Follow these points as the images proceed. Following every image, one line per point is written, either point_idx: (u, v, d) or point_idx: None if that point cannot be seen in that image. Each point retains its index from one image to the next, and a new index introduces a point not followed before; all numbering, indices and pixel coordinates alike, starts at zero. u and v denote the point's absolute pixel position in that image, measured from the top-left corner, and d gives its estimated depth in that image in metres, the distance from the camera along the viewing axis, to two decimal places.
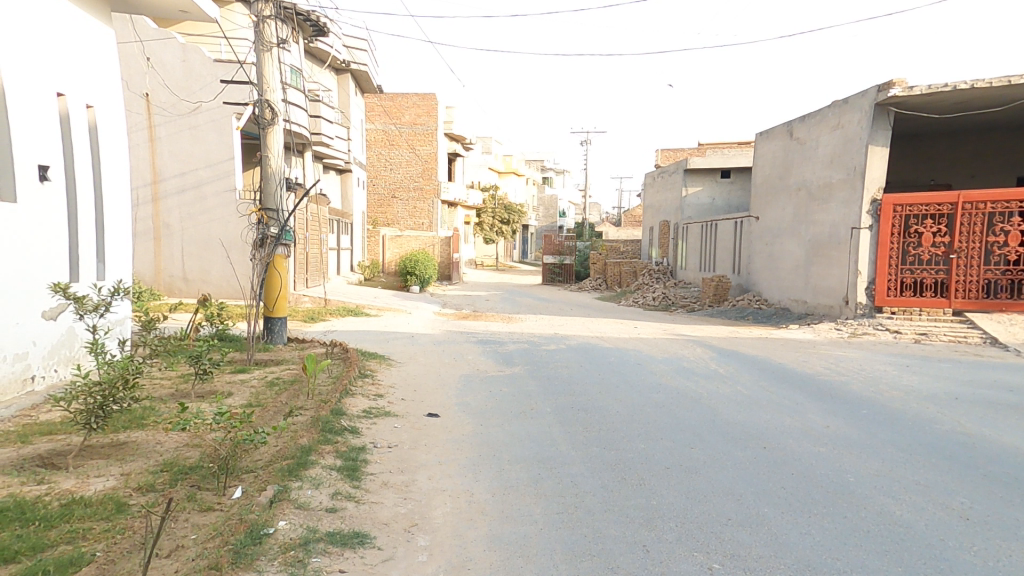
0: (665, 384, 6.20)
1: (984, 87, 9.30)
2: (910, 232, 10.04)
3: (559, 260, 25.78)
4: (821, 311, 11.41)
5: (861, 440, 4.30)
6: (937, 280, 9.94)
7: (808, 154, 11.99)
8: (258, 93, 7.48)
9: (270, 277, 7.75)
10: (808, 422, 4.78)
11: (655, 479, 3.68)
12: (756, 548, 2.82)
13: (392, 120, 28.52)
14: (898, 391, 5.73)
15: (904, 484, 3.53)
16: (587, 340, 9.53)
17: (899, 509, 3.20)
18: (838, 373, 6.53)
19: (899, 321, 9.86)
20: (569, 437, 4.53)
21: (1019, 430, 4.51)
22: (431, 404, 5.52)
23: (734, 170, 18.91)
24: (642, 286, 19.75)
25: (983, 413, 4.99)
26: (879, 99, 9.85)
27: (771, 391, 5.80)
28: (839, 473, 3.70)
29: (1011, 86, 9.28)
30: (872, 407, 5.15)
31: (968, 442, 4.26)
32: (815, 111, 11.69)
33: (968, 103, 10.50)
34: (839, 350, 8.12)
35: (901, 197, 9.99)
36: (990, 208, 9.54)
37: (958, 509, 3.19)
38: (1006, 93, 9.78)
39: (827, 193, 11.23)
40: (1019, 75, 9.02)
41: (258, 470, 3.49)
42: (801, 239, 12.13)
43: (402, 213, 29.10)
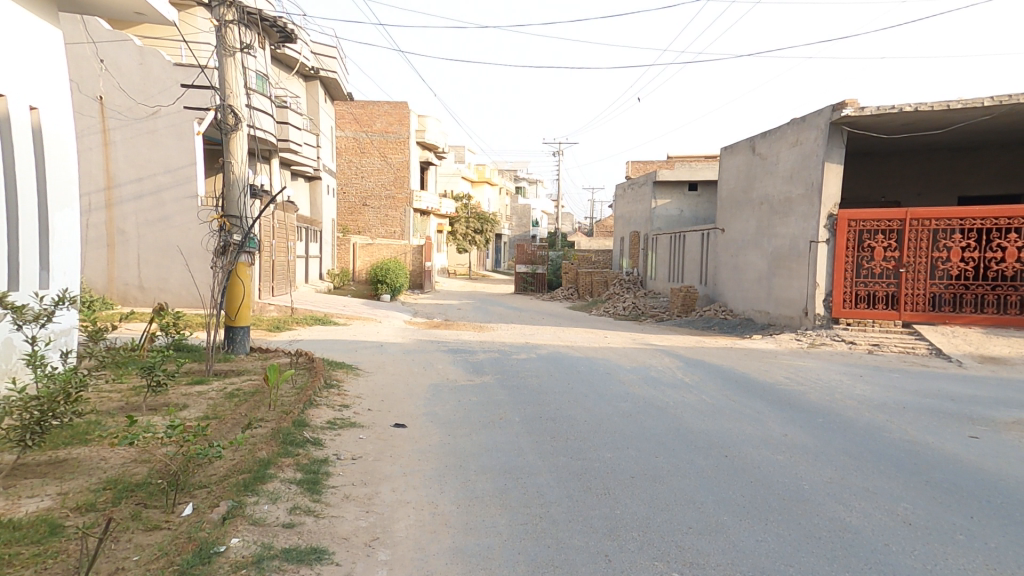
0: (631, 393, 6.27)
1: (928, 110, 9.78)
2: (864, 246, 10.44)
3: (532, 269, 25.97)
4: (783, 321, 11.73)
5: (816, 448, 4.43)
6: (888, 293, 10.34)
7: (769, 169, 12.38)
8: (221, 98, 7.32)
9: (232, 284, 7.54)
10: (767, 430, 4.89)
11: (620, 489, 3.70)
12: (714, 556, 2.86)
13: (363, 128, 28.24)
14: (851, 399, 5.93)
15: (855, 491, 3.63)
16: (556, 349, 9.56)
17: (848, 515, 3.30)
18: (796, 382, 6.70)
19: (855, 331, 10.22)
20: (537, 447, 4.53)
21: (962, 439, 4.69)
22: (398, 414, 5.46)
23: (701, 182, 19.29)
24: (613, 295, 19.97)
25: (926, 422, 5.19)
26: (833, 118, 10.26)
27: (731, 399, 5.95)
28: (795, 481, 3.78)
29: (953, 110, 9.78)
30: (825, 416, 5.31)
31: (914, 449, 4.42)
32: (775, 128, 12.11)
33: (915, 124, 11.01)
34: (798, 360, 8.35)
35: (855, 213, 10.41)
36: (936, 225, 10.00)
37: (902, 514, 3.31)
38: (948, 117, 10.30)
39: (788, 207, 11.59)
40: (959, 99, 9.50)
41: (211, 485, 3.38)
42: (764, 251, 12.49)
43: (373, 221, 28.79)
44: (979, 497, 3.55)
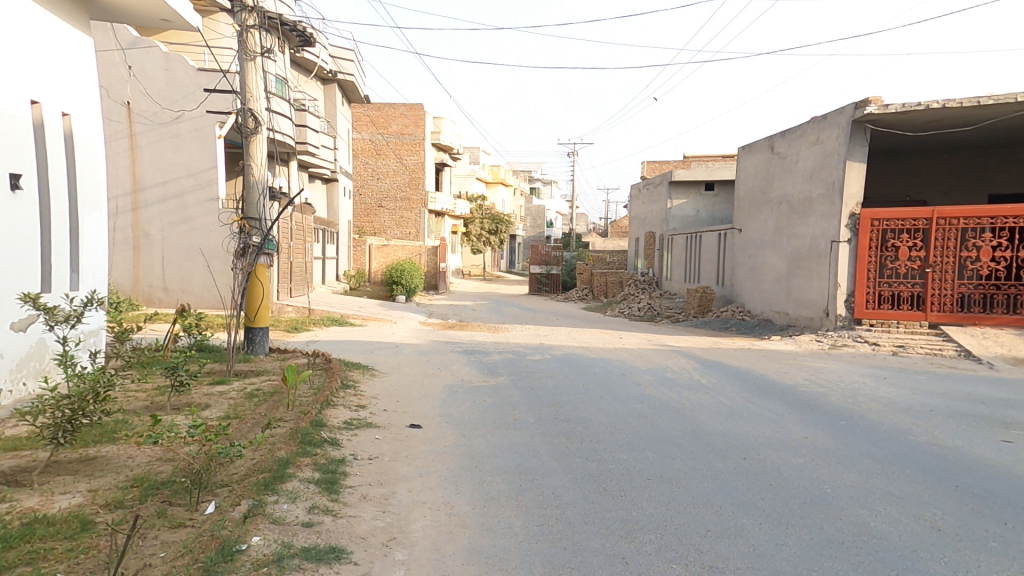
0: (649, 394, 6.22)
1: (955, 106, 9.57)
2: (888, 246, 10.24)
3: (546, 270, 25.96)
4: (802, 322, 11.56)
5: (839, 452, 4.34)
6: (913, 293, 10.13)
7: (789, 168, 12.21)
8: (241, 102, 7.41)
9: (252, 286, 7.64)
10: (788, 433, 4.82)
11: (636, 491, 3.67)
12: (734, 560, 2.83)
13: (379, 130, 28.46)
14: (875, 402, 5.82)
15: (878, 496, 3.56)
16: (572, 350, 9.54)
17: (872, 520, 3.23)
18: (817, 384, 6.59)
19: (878, 332, 10.03)
20: (552, 448, 4.53)
21: (993, 443, 4.57)
22: (414, 415, 5.48)
23: (718, 182, 19.11)
24: (628, 295, 19.84)
25: (955, 425, 5.08)
26: (855, 116, 10.08)
27: (751, 401, 5.87)
28: (817, 485, 3.72)
29: (980, 106, 9.55)
30: (850, 419, 5.21)
31: (942, 453, 4.32)
32: (795, 127, 11.93)
33: (940, 122, 10.78)
34: (819, 362, 8.21)
35: (879, 212, 10.22)
36: (963, 224, 9.77)
37: (929, 520, 3.23)
38: (975, 113, 10.07)
39: (808, 206, 11.42)
40: (987, 95, 9.29)
41: (233, 484, 3.42)
42: (783, 252, 12.31)
43: (388, 222, 28.98)
44: (1012, 504, 3.45)
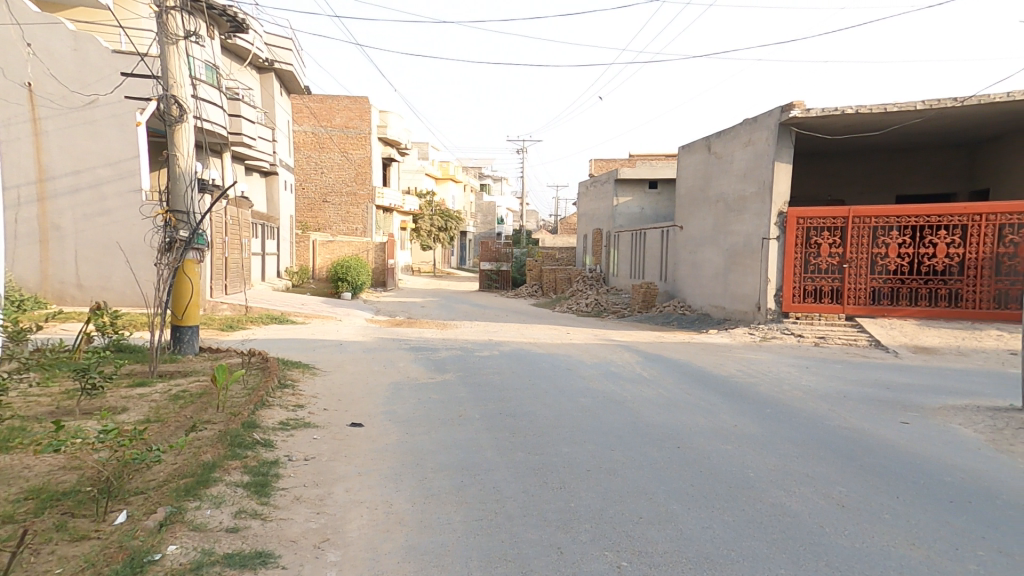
0: (592, 388, 6.36)
1: (868, 112, 10.24)
2: (811, 243, 10.88)
3: (496, 267, 25.98)
4: (737, 316, 12.11)
5: (763, 438, 4.57)
6: (833, 287, 10.80)
7: (724, 168, 12.74)
8: (163, 88, 6.99)
9: (179, 282, 7.24)
10: (719, 421, 5.04)
11: (576, 482, 3.74)
12: (662, 544, 2.93)
13: (321, 122, 27.57)
14: (797, 390, 6.18)
15: (796, 477, 3.78)
16: (520, 346, 9.59)
17: (787, 500, 3.42)
18: (748, 375, 6.92)
19: (803, 325, 10.65)
20: (496, 443, 4.55)
21: (892, 425, 4.96)
22: (356, 414, 5.37)
23: (661, 180, 19.72)
24: (577, 291, 20.12)
25: (864, 409, 5.46)
26: (782, 120, 10.63)
27: (686, 392, 6.10)
28: (741, 469, 3.91)
29: (890, 112, 10.27)
30: (773, 406, 5.50)
31: (851, 435, 4.64)
32: (729, 128, 12.47)
33: (856, 126, 11.52)
34: (751, 353, 8.63)
35: (803, 211, 10.83)
36: (875, 222, 10.49)
37: (836, 497, 3.46)
38: (886, 119, 10.82)
39: (742, 205, 11.96)
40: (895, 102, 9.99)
41: (149, 491, 3.24)
42: (719, 248, 12.84)
43: (333, 218, 28.20)
44: (911, 480, 3.74)
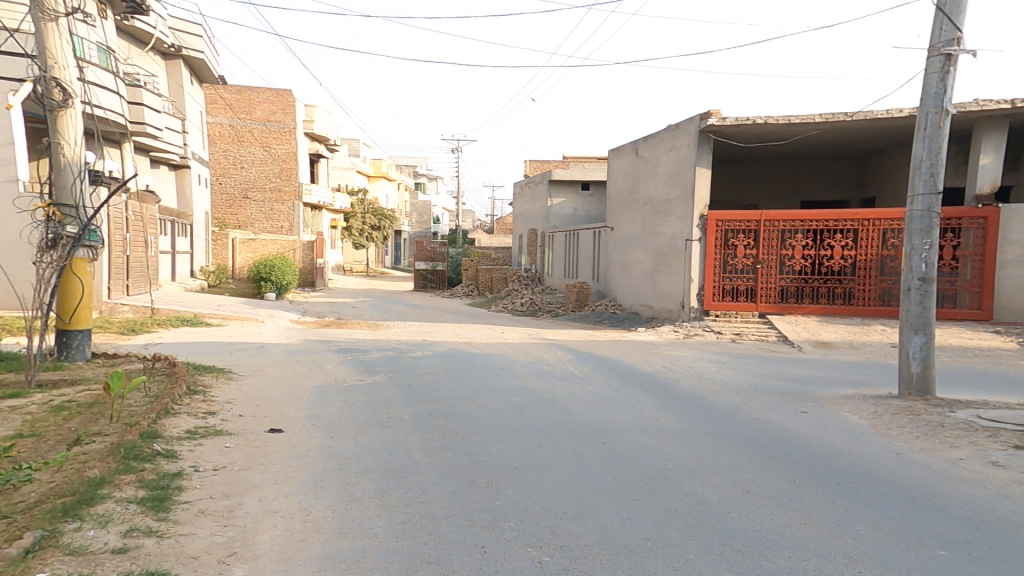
0: (524, 386, 6.39)
1: (777, 123, 10.96)
2: (729, 245, 11.52)
3: (432, 266, 25.67)
4: (664, 314, 12.61)
5: (683, 431, 4.76)
6: (748, 286, 11.48)
7: (651, 172, 13.23)
8: (41, 69, 6.34)
9: (68, 283, 6.70)
10: (643, 416, 5.20)
11: (503, 480, 3.72)
12: (584, 537, 2.97)
13: (238, 114, 26.14)
14: (715, 384, 6.50)
15: (711, 467, 3.96)
16: (453, 346, 9.50)
17: (702, 489, 3.57)
18: (672, 371, 7.20)
19: (722, 322, 11.24)
20: (423, 444, 4.45)
21: (796, 416, 5.32)
22: (275, 419, 5.09)
23: (594, 182, 20.22)
24: (512, 291, 20.24)
25: (772, 401, 5.83)
26: (701, 127, 11.18)
27: (611, 388, 6.26)
28: (662, 461, 4.05)
29: (795, 124, 11.03)
30: (691, 400, 5.75)
31: (761, 426, 4.92)
32: (654, 133, 12.97)
33: (768, 136, 12.30)
34: (674, 350, 9.00)
35: (722, 214, 11.44)
36: (784, 225, 11.25)
37: (745, 484, 3.66)
38: (793, 130, 11.62)
39: (667, 208, 12.47)
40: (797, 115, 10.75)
41: (16, 516, 2.92)
42: (648, 249, 13.32)
43: (256, 215, 26.83)
44: (811, 466, 4.03)
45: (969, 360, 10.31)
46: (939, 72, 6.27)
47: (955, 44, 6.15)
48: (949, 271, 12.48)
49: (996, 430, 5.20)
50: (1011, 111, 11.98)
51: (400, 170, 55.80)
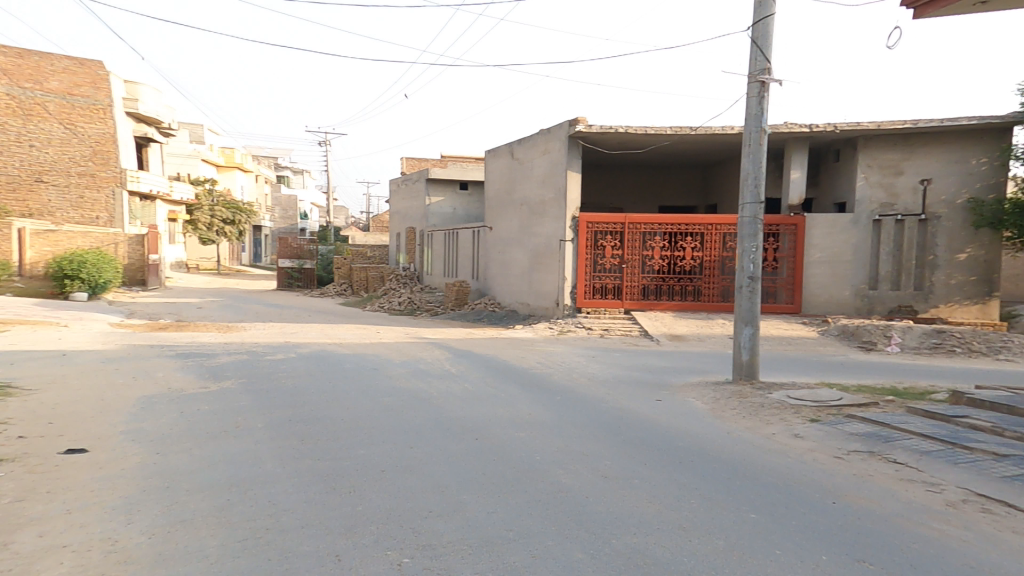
0: (399, 386, 6.27)
1: (635, 133, 11.95)
2: (598, 246, 12.33)
3: (299, 264, 24.17)
4: (540, 311, 13.15)
5: (553, 423, 4.99)
6: (615, 285, 12.37)
7: (525, 174, 13.69)
8: None
9: None
10: (516, 410, 5.36)
11: (367, 485, 3.61)
12: (446, 535, 2.98)
13: (21, 83, 22.26)
14: (584, 377, 6.91)
15: (573, 456, 4.20)
16: (322, 347, 9.02)
17: (564, 478, 3.78)
18: (545, 366, 7.52)
19: (592, 318, 12.01)
20: (281, 452, 4.17)
21: (652, 405, 5.85)
22: (83, 438, 4.45)
23: (471, 182, 20.42)
24: (389, 290, 19.73)
25: (632, 392, 6.35)
26: (570, 132, 11.84)
27: (483, 384, 6.37)
28: (530, 453, 4.21)
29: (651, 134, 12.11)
30: (562, 394, 6.05)
31: (622, 416, 5.33)
32: (528, 137, 13.45)
33: (628, 145, 13.37)
34: (549, 346, 9.39)
35: (591, 216, 12.21)
36: (645, 228, 12.26)
37: (605, 471, 3.95)
38: (649, 141, 12.77)
39: (542, 209, 13.00)
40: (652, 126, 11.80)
41: None
42: (524, 249, 13.77)
43: (58, 202, 22.89)
44: (659, 450, 4.47)
45: (787, 348, 12.15)
46: (756, 96, 7.28)
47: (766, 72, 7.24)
48: (771, 270, 14.57)
49: (799, 406, 6.23)
50: (809, 135, 14.39)
51: (259, 161, 51.71)
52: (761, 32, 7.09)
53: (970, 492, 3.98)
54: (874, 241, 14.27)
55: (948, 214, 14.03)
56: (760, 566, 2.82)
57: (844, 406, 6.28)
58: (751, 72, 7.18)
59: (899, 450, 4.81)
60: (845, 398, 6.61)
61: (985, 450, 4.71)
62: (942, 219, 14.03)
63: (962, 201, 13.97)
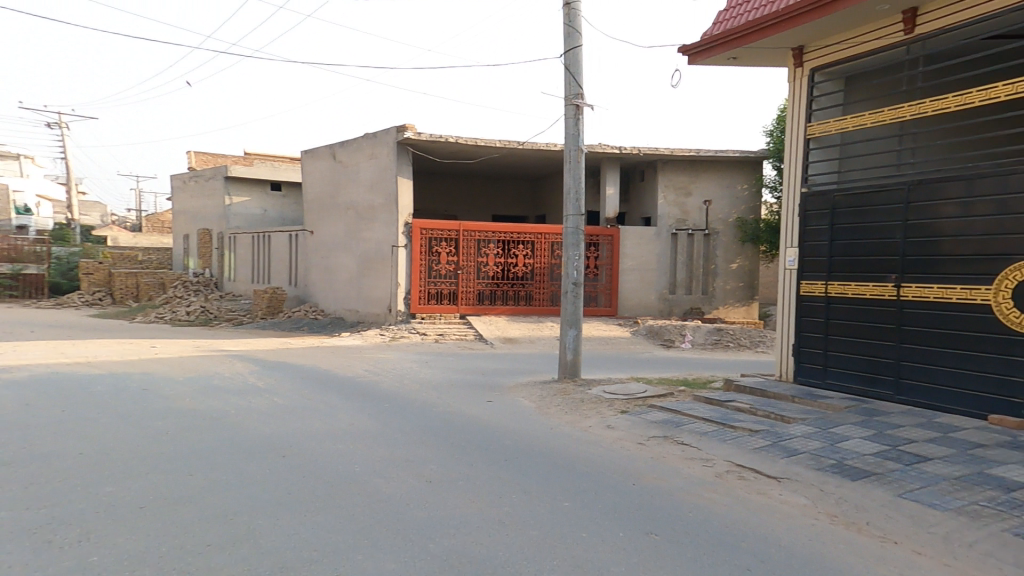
0: (192, 408, 5.55)
1: (463, 143, 12.37)
2: (433, 251, 12.43)
3: (14, 271, 20.28)
4: (370, 319, 12.86)
5: (379, 431, 4.92)
6: (450, 290, 12.59)
7: (351, 177, 13.24)
8: None
9: None
10: (339, 422, 5.15)
11: (140, 524, 3.17)
12: (229, 567, 2.76)
13: None
14: (415, 383, 6.92)
15: (396, 464, 4.18)
16: (75, 369, 7.59)
17: (379, 486, 3.76)
18: (373, 373, 7.33)
19: (427, 323, 12.11)
20: (18, 500, 3.45)
21: (487, 407, 6.09)
22: None
23: (285, 183, 19.12)
24: (171, 300, 17.42)
25: (465, 395, 6.51)
26: (399, 139, 11.85)
27: (296, 402, 5.84)
28: (347, 465, 4.08)
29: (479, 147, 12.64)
30: (392, 401, 5.96)
31: (453, 420, 5.45)
32: (352, 140, 13.08)
33: (456, 155, 13.81)
34: (380, 353, 9.13)
35: (425, 223, 12.28)
36: (479, 236, 12.60)
37: (427, 474, 4.01)
38: (479, 151, 13.31)
39: (371, 215, 12.76)
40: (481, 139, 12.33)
41: None
42: (351, 254, 13.30)
43: None
44: (483, 449, 4.67)
45: (604, 347, 13.47)
46: (572, 119, 7.95)
47: (580, 98, 7.93)
48: (592, 276, 16.07)
49: (612, 400, 6.97)
50: (621, 155, 16.25)
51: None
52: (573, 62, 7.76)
53: (734, 464, 4.83)
54: (671, 251, 16.58)
55: (724, 229, 16.87)
56: (568, 554, 3.08)
57: (647, 397, 7.15)
58: (566, 96, 7.84)
59: (687, 434, 5.61)
60: (649, 391, 7.51)
61: (747, 429, 5.73)
62: (720, 233, 16.83)
63: (732, 219, 16.92)
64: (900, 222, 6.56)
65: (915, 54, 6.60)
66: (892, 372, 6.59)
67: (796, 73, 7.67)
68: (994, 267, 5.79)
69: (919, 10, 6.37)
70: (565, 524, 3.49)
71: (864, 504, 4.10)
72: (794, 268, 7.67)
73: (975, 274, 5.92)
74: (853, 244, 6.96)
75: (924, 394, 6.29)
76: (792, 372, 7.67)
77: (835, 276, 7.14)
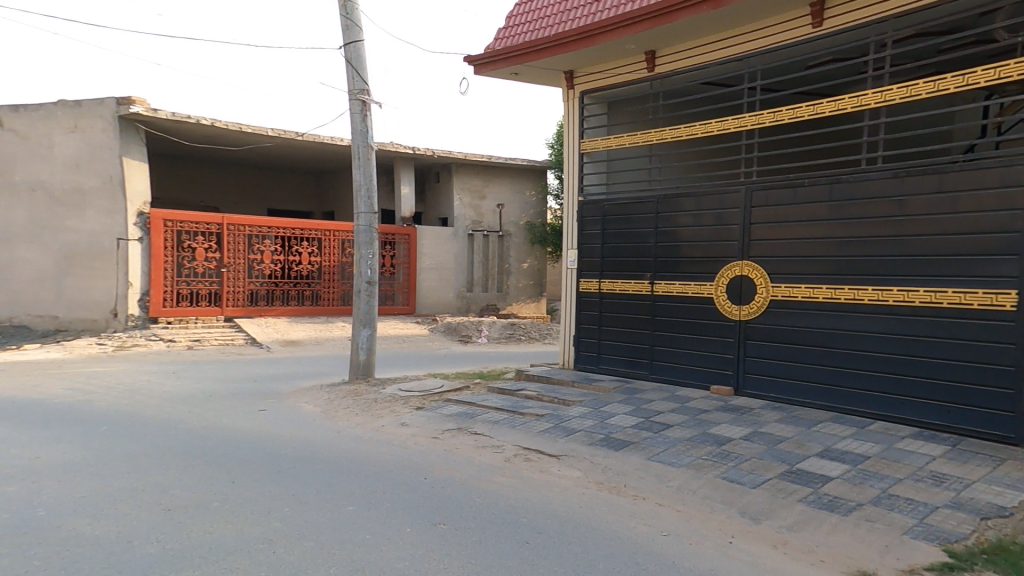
0: None
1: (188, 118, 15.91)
2: (186, 247, 16.17)
3: None
4: (77, 325, 15.67)
5: (95, 465, 6.06)
6: (211, 289, 16.65)
7: (38, 152, 15.72)
8: None
9: None
10: (43, 451, 6.44)
11: None
12: None
13: None
14: (147, 397, 8.96)
15: (118, 497, 5.28)
16: None
17: (109, 525, 4.75)
18: (87, 392, 9.26)
19: (177, 329, 15.60)
20: None
21: (223, 415, 8.23)
22: None
23: None
24: None
25: (227, 409, 8.53)
26: (121, 110, 15.13)
27: (168, 440, 7.07)
28: (42, 506, 5.06)
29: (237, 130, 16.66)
30: (104, 424, 7.56)
31: (196, 441, 7.02)
32: (36, 111, 15.65)
33: (187, 129, 17.07)
34: (96, 367, 11.30)
35: (172, 216, 15.93)
36: (250, 232, 17.15)
37: (174, 503, 5.21)
38: (214, 131, 17.03)
39: (81, 197, 15.54)
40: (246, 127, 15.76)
41: None
42: (49, 252, 15.75)
43: None
44: (242, 469, 6.13)
45: (331, 331, 17.12)
46: (359, 111, 11.09)
47: (365, 95, 11.16)
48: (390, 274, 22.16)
49: (410, 398, 9.77)
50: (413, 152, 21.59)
51: None
52: (351, 64, 10.60)
53: (521, 448, 7.62)
54: (469, 250, 23.89)
55: (514, 231, 24.91)
56: (341, 552, 4.50)
57: (443, 392, 10.20)
58: (354, 87, 9.91)
59: (497, 426, 8.41)
60: (446, 386, 10.57)
61: (535, 415, 8.92)
62: (511, 235, 24.81)
63: (522, 222, 25.10)
64: (651, 228, 11.49)
65: (653, 88, 11.58)
66: (646, 357, 11.49)
67: (570, 93, 12.62)
68: (715, 270, 10.52)
69: (656, 54, 11.23)
70: (416, 499, 5.68)
71: (628, 471, 7.01)
72: (575, 267, 12.70)
73: (701, 276, 10.70)
74: (618, 246, 11.97)
75: (664, 372, 11.19)
76: (572, 359, 12.72)
77: (607, 276, 12.15)
